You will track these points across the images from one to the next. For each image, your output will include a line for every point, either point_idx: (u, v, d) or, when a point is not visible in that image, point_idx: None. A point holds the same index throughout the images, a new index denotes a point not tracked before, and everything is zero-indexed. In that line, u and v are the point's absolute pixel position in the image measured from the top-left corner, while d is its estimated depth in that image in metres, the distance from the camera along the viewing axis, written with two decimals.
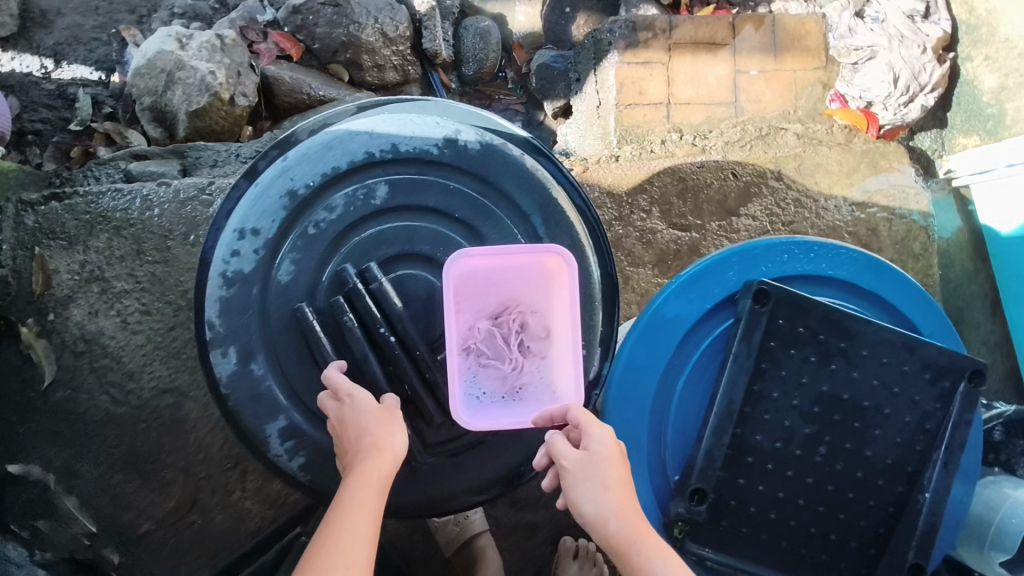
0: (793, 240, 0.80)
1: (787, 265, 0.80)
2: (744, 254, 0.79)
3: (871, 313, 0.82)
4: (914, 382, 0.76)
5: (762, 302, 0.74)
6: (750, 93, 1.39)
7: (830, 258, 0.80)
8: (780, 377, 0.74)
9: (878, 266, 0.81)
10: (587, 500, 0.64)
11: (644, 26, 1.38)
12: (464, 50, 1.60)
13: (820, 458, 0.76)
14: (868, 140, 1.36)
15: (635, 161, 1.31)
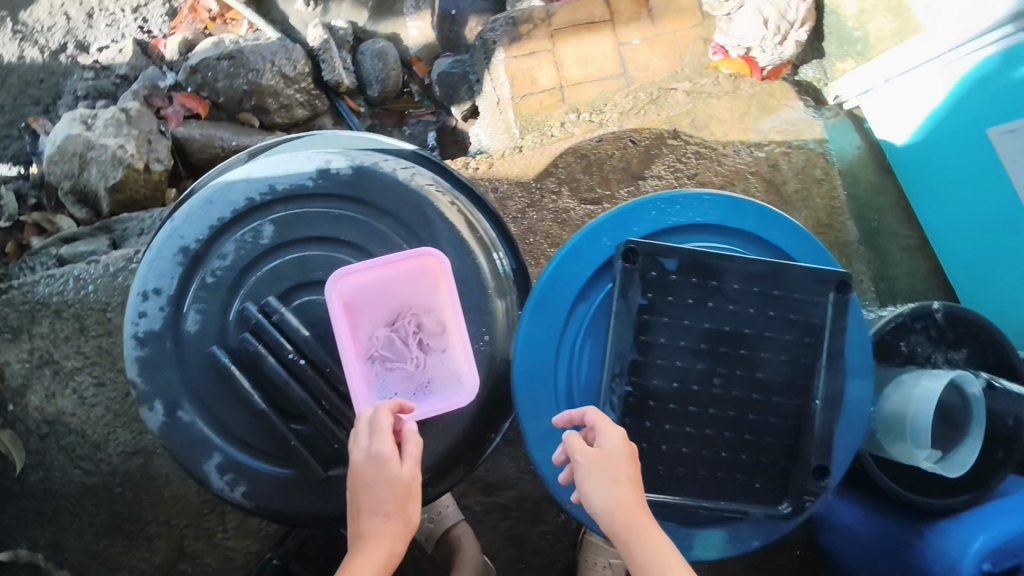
0: (658, 197, 0.86)
1: (658, 221, 0.86)
2: (615, 219, 0.85)
3: (747, 248, 0.88)
4: (788, 303, 0.82)
5: (632, 260, 0.80)
6: (636, 62, 1.45)
7: (696, 206, 0.87)
8: (664, 324, 0.81)
9: (743, 206, 0.87)
10: (595, 493, 0.71)
11: (523, 20, 1.43)
12: (365, 74, 1.65)
13: (717, 388, 0.82)
14: (754, 84, 1.42)
15: (536, 148, 1.36)
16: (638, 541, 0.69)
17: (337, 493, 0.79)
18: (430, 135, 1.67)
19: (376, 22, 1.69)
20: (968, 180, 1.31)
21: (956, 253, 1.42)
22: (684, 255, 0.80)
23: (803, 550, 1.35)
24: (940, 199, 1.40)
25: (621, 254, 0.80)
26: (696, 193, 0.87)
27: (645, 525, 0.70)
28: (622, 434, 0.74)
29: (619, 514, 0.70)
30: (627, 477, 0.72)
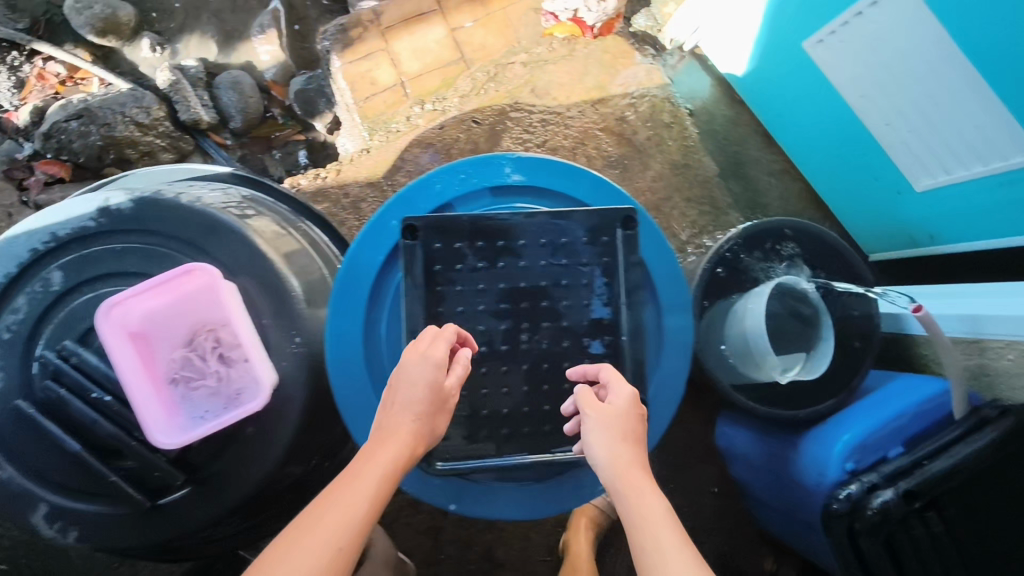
0: (439, 170, 0.87)
1: (444, 193, 0.87)
2: (402, 200, 0.87)
3: (540, 203, 0.90)
4: (578, 248, 0.84)
5: (412, 237, 0.81)
6: (472, 43, 1.46)
7: (480, 172, 0.88)
8: (458, 292, 0.82)
9: (527, 163, 0.88)
10: (603, 441, 0.68)
11: (352, 25, 1.45)
12: (224, 107, 1.66)
13: (526, 344, 0.84)
14: (588, 44, 1.44)
15: (382, 146, 1.37)
16: (637, 495, 0.64)
17: (167, 517, 0.80)
18: (301, 154, 1.69)
19: (226, 54, 1.71)
20: (803, 96, 1.33)
21: (816, 167, 1.45)
22: (464, 222, 0.82)
23: (719, 486, 1.40)
24: (788, 119, 1.42)
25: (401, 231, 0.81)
26: (478, 158, 0.88)
27: (647, 481, 0.65)
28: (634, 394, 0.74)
29: (622, 463, 0.66)
30: (638, 429, 0.71)
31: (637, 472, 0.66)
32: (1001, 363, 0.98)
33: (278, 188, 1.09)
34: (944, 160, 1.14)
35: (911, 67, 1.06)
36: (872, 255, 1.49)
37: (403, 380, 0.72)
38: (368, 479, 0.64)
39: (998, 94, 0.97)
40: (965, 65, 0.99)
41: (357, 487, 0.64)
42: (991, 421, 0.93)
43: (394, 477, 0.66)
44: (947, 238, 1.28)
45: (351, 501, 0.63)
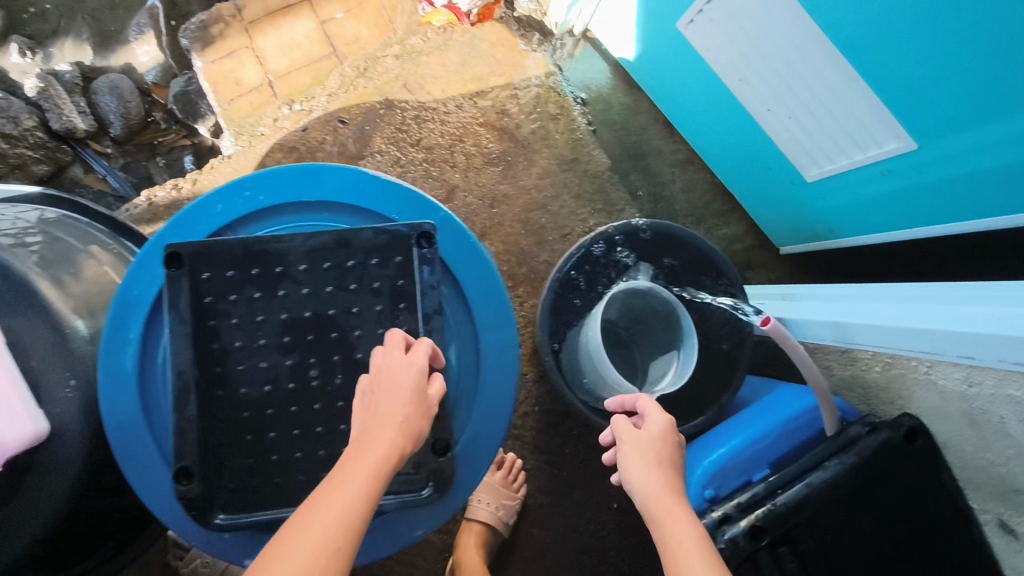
0: (218, 188, 0.79)
1: (225, 215, 0.79)
2: (176, 223, 0.77)
3: (339, 221, 0.82)
4: (367, 271, 0.76)
5: (178, 266, 0.73)
6: (344, 36, 1.36)
7: (266, 188, 0.80)
8: (235, 326, 0.75)
9: (319, 175, 0.80)
10: (640, 467, 0.65)
11: (213, 21, 1.35)
12: (103, 113, 1.57)
13: (315, 381, 0.76)
14: (464, 32, 1.35)
15: (243, 152, 1.29)
16: (672, 521, 0.61)
17: None
18: (187, 159, 1.61)
19: (103, 56, 1.61)
20: (689, 80, 1.23)
21: (716, 157, 1.34)
22: (235, 247, 0.74)
23: (619, 502, 1.29)
24: (680, 106, 1.32)
25: (165, 261, 0.72)
26: (264, 172, 0.80)
27: (681, 512, 0.62)
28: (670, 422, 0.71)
29: (655, 491, 0.63)
30: (672, 457, 0.67)
31: (676, 496, 0.64)
32: (871, 374, 0.88)
33: (95, 208, 1.01)
34: (825, 149, 1.05)
35: (778, 47, 0.97)
36: (782, 247, 1.39)
37: (386, 377, 0.65)
38: (355, 475, 0.58)
39: (862, 75, 0.88)
40: (826, 44, 0.89)
41: (346, 484, 0.58)
42: (860, 439, 0.83)
43: (383, 479, 0.59)
44: (845, 230, 1.19)
45: (339, 508, 0.56)
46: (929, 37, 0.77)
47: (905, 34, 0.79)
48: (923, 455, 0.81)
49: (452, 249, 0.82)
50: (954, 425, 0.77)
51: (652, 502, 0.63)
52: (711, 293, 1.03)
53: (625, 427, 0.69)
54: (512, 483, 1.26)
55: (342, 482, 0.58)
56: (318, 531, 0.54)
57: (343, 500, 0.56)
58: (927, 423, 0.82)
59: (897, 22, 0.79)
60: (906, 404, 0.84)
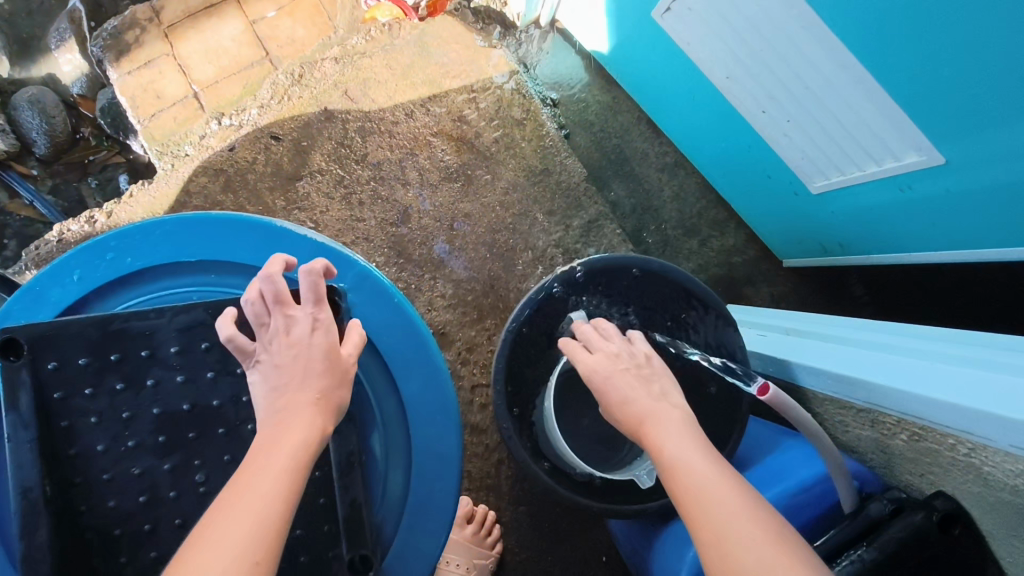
0: (76, 249, 0.70)
1: (86, 282, 0.70)
2: (27, 295, 0.68)
3: (224, 281, 0.73)
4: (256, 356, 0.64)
5: (16, 356, 0.60)
6: (277, 37, 1.21)
7: (135, 247, 0.71)
8: (95, 427, 0.64)
9: (199, 231, 0.71)
10: (619, 389, 0.63)
11: (126, 26, 1.19)
12: (25, 131, 1.40)
13: (203, 487, 0.66)
14: (412, 29, 1.19)
15: (164, 176, 1.13)
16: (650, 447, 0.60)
17: None
18: (121, 179, 1.45)
19: (23, 66, 1.46)
20: (671, 77, 1.06)
21: (706, 160, 1.17)
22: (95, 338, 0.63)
23: (609, 555, 1.13)
24: (662, 106, 1.15)
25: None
26: (130, 230, 0.71)
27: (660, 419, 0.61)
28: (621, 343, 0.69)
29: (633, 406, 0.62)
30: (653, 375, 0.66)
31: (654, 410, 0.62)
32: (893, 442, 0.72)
33: None
34: (831, 158, 0.89)
35: (769, 39, 0.80)
36: (786, 260, 1.22)
37: (293, 353, 0.57)
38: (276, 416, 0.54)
39: (873, 74, 0.71)
40: (829, 36, 0.72)
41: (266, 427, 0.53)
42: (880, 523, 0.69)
43: (303, 470, 0.52)
44: (856, 246, 1.03)
45: (257, 500, 0.48)
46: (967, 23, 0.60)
47: (935, 20, 0.62)
48: (959, 547, 0.66)
49: (372, 308, 0.73)
50: (991, 512, 0.63)
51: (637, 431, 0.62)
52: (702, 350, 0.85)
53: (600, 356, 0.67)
54: (486, 539, 1.10)
55: (255, 475, 0.50)
56: (237, 530, 0.46)
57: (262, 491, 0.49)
58: (965, 506, 0.66)
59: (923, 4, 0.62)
60: (938, 480, 0.69)
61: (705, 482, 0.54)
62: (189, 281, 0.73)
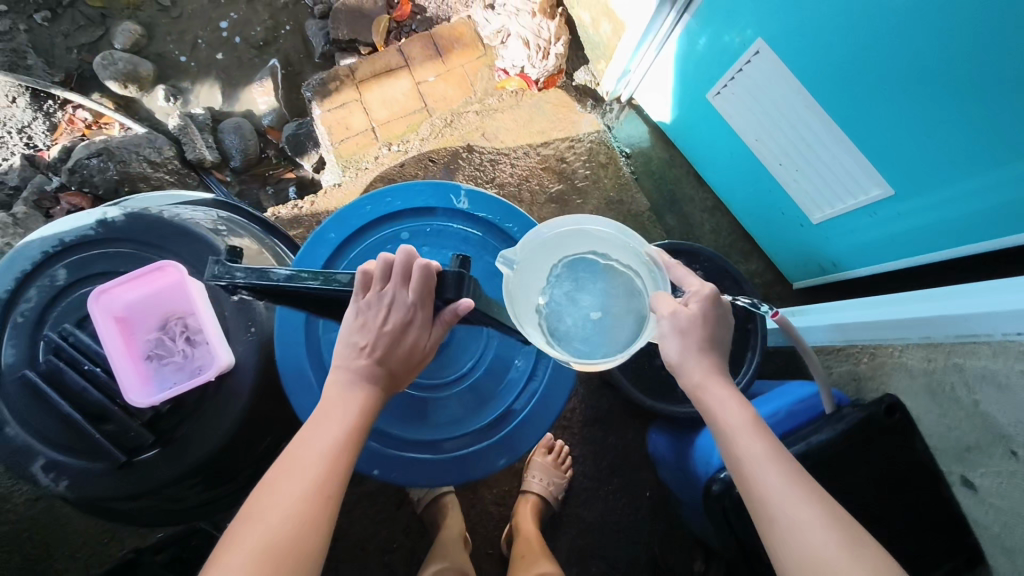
0: (367, 195, 1.15)
1: (372, 214, 1.16)
2: (339, 220, 1.14)
3: (450, 223, 1.20)
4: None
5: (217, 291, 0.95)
6: (434, 95, 1.68)
7: (402, 196, 1.18)
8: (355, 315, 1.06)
9: (439, 190, 1.18)
10: (687, 348, 0.87)
11: (331, 79, 1.68)
12: (227, 148, 1.89)
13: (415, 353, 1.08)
14: (532, 96, 1.69)
15: (352, 182, 1.63)
16: (722, 408, 0.83)
17: (139, 472, 0.99)
18: (291, 189, 1.92)
19: (230, 103, 1.97)
20: (715, 141, 1.52)
21: (738, 201, 1.60)
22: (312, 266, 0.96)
23: (652, 490, 1.48)
24: (707, 163, 1.60)
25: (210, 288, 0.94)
26: (399, 186, 1.17)
27: (728, 395, 0.84)
28: (709, 291, 0.90)
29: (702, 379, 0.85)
30: (715, 330, 0.88)
31: (710, 378, 0.85)
32: (860, 365, 1.13)
33: (252, 213, 1.31)
34: (825, 195, 1.32)
35: (786, 113, 1.25)
36: (795, 283, 1.63)
37: (388, 319, 0.86)
38: (337, 418, 0.81)
39: (876, 128, 1.11)
40: (822, 111, 1.18)
41: (329, 423, 0.81)
42: (847, 413, 1.04)
43: (360, 419, 0.83)
44: (846, 264, 1.42)
45: (322, 450, 0.78)
46: (901, 106, 1.04)
47: (884, 105, 1.07)
48: (899, 426, 1.02)
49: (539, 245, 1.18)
50: (921, 398, 1.01)
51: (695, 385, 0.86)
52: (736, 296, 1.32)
53: (682, 317, 0.88)
54: (561, 465, 1.47)
55: (315, 444, 0.78)
56: (306, 478, 0.75)
57: (323, 448, 0.78)
58: (903, 400, 1.04)
59: (878, 96, 1.07)
60: (885, 386, 1.08)
61: (754, 451, 0.78)
62: (426, 221, 1.20)
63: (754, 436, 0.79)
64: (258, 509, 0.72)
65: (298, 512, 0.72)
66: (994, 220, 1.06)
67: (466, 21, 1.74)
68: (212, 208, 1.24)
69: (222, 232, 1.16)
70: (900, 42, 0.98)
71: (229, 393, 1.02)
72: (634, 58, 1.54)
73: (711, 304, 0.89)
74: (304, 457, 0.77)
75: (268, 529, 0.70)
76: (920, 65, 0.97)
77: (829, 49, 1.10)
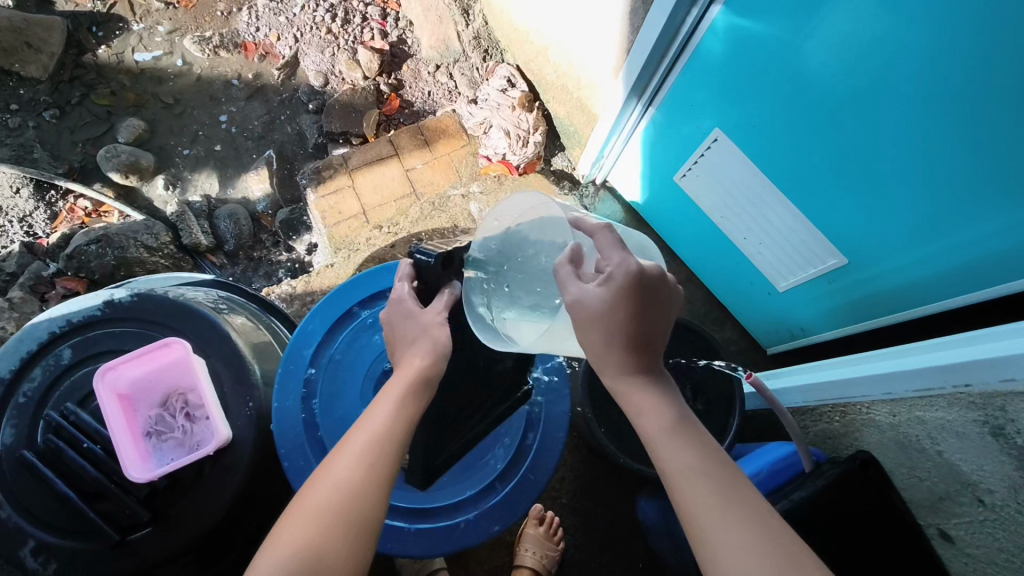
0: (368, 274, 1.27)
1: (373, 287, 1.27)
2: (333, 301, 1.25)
3: None
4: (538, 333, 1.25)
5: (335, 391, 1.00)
6: (423, 180, 1.81)
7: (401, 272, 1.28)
8: None
9: None
10: (602, 342, 0.82)
11: (325, 167, 1.80)
12: (221, 233, 1.97)
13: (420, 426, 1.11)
14: (514, 179, 1.82)
15: (344, 262, 1.70)
16: (642, 412, 0.81)
17: (131, 551, 0.99)
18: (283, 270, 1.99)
19: (226, 191, 2.08)
20: (686, 221, 1.65)
21: (709, 274, 1.72)
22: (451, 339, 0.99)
23: (644, 562, 1.49)
24: (680, 239, 1.72)
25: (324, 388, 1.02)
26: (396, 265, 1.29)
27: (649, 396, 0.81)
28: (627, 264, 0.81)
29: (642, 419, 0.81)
30: (641, 318, 0.81)
31: (627, 374, 0.83)
32: (833, 423, 1.20)
33: (251, 293, 1.37)
34: (789, 266, 1.42)
35: (747, 193, 1.37)
36: (768, 348, 1.71)
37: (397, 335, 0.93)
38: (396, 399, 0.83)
39: (838, 194, 1.19)
40: (778, 191, 1.30)
41: (387, 404, 0.83)
42: (826, 473, 1.08)
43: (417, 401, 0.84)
44: (813, 328, 1.50)
45: (377, 426, 0.80)
46: (869, 172, 1.11)
47: (849, 173, 1.14)
48: (876, 482, 1.06)
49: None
50: (892, 454, 1.07)
51: (613, 383, 0.84)
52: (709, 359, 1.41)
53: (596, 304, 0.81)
54: (552, 537, 1.46)
55: (372, 422, 0.81)
56: (362, 451, 0.77)
57: (381, 425, 0.80)
58: (876, 455, 1.09)
59: (838, 164, 1.15)
60: (859, 442, 1.13)
61: (677, 467, 0.75)
62: None
63: (676, 447, 0.77)
64: (312, 485, 0.75)
65: (346, 490, 0.74)
66: (977, 278, 1.07)
67: (451, 115, 1.90)
68: (212, 289, 1.29)
69: (223, 309, 1.21)
70: (855, 116, 1.06)
71: (226, 467, 1.04)
72: (607, 145, 1.69)
73: (625, 281, 0.80)
74: (361, 435, 0.80)
75: (322, 500, 0.73)
76: (871, 139, 1.06)
77: (791, 123, 1.19)
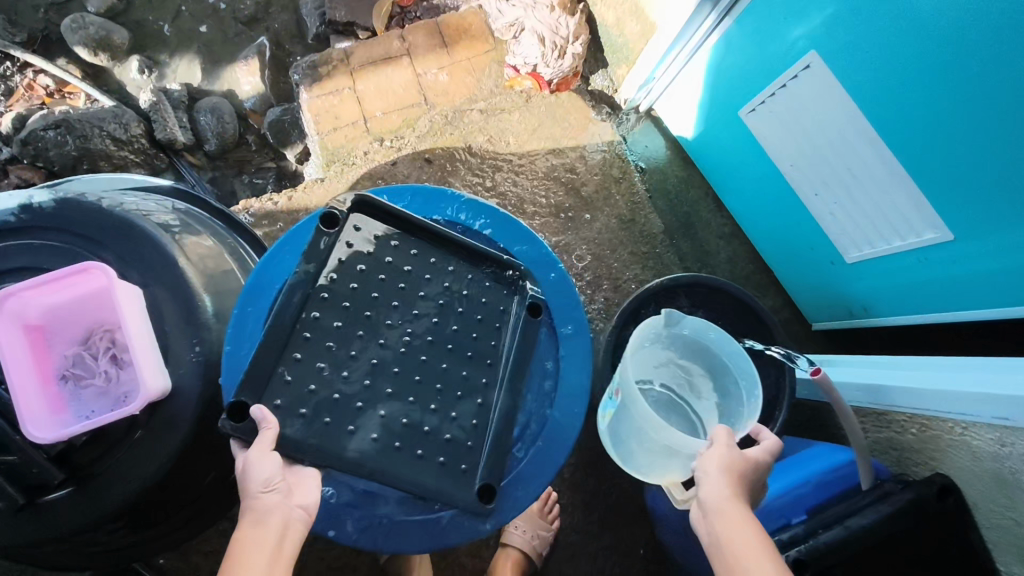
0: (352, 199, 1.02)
1: None
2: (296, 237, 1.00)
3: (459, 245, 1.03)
4: (500, 292, 0.96)
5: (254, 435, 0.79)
6: (435, 89, 1.53)
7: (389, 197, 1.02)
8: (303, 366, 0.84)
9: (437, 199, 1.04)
10: (723, 468, 0.81)
11: (322, 62, 1.53)
12: (202, 129, 1.72)
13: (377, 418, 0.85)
14: (544, 96, 1.55)
15: (335, 178, 1.46)
16: (737, 524, 0.76)
17: (41, 517, 0.83)
18: (270, 179, 1.75)
19: (210, 81, 1.80)
20: (743, 165, 1.37)
21: (760, 232, 1.46)
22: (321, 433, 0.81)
23: (646, 548, 1.34)
24: (730, 186, 1.46)
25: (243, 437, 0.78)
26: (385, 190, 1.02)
27: (743, 513, 0.77)
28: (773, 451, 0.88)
29: (731, 524, 0.76)
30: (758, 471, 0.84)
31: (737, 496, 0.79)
32: (905, 435, 0.99)
33: (216, 206, 1.14)
34: (866, 234, 1.16)
35: (831, 139, 1.10)
36: (813, 323, 1.48)
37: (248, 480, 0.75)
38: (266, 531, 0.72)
39: (957, 151, 0.92)
40: (875, 140, 1.03)
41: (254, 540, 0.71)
42: (894, 493, 0.90)
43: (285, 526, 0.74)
44: (878, 309, 1.26)
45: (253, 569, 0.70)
46: (1009, 125, 0.84)
47: (980, 123, 0.87)
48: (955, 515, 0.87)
49: (528, 256, 1.03)
50: (984, 488, 0.86)
51: (708, 494, 0.79)
52: (764, 343, 1.18)
53: (722, 447, 0.83)
54: (548, 514, 1.32)
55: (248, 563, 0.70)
56: None
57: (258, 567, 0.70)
58: (959, 484, 0.89)
59: (967, 111, 0.88)
60: (938, 464, 0.93)
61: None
62: None
63: (768, 560, 0.72)
64: None
65: None
66: None
67: (476, 12, 1.60)
68: (167, 197, 1.06)
69: (174, 226, 0.96)
70: (1010, 48, 0.79)
71: (160, 425, 0.85)
72: (661, 65, 1.40)
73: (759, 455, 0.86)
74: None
75: None
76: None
77: (910, 52, 0.91)
